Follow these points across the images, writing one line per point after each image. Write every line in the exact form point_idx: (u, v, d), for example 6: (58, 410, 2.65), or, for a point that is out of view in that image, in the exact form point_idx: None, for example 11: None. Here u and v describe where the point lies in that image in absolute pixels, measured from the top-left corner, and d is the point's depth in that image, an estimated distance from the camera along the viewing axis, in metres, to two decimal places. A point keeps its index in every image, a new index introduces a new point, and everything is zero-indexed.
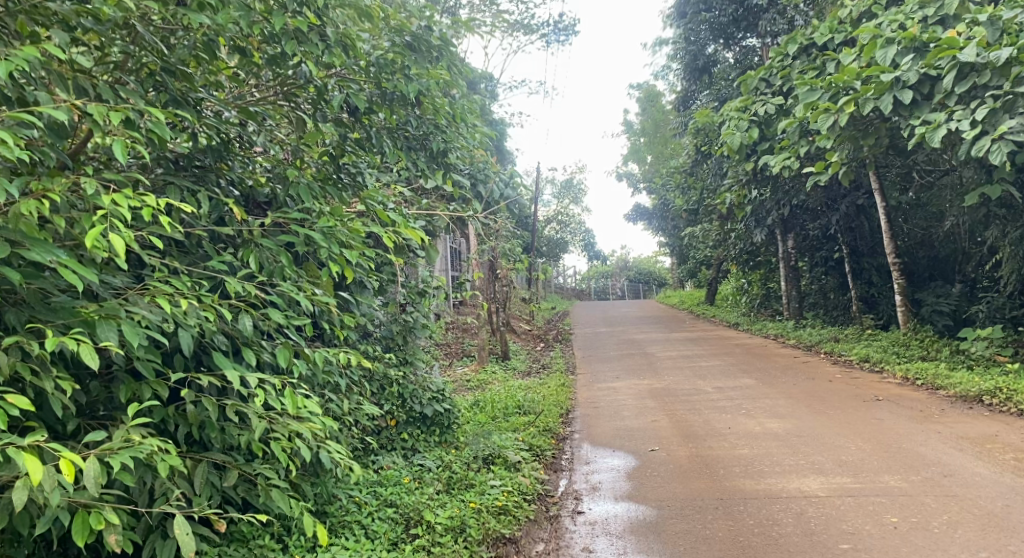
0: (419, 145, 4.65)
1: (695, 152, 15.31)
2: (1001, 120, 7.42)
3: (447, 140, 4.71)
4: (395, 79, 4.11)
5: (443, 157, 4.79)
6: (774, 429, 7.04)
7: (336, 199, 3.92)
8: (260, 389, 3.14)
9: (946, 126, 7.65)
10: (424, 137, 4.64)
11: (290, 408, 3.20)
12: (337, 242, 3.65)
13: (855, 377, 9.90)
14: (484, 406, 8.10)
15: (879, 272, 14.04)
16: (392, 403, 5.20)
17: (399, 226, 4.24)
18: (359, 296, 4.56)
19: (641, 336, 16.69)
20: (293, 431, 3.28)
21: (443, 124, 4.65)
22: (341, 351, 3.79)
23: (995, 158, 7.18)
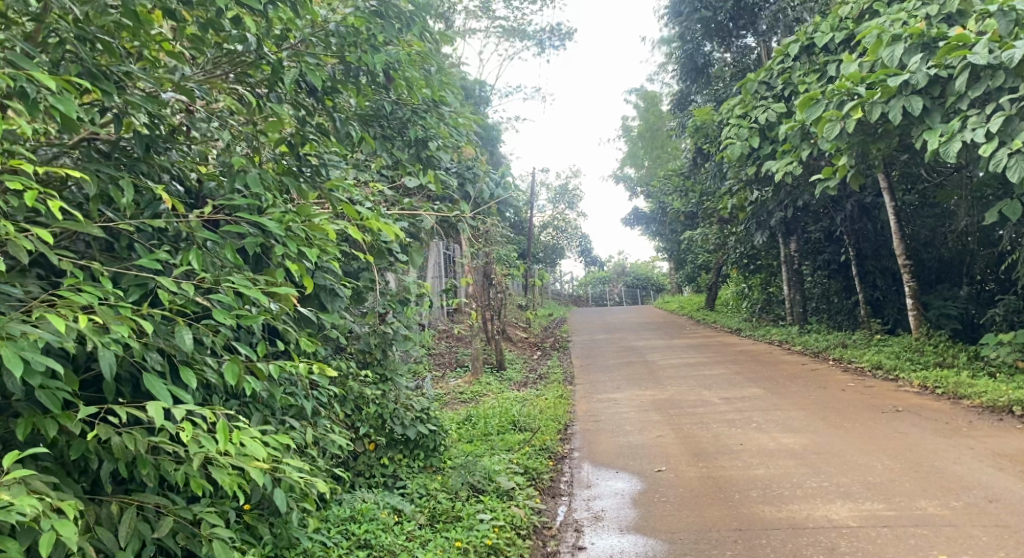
0: (394, 134, 4.33)
1: (693, 154, 14.81)
2: (1018, 129, 6.91)
3: (428, 131, 4.36)
4: (360, 51, 3.65)
5: (421, 149, 4.41)
6: (790, 444, 6.52)
7: (296, 192, 3.40)
8: (198, 422, 2.52)
9: (960, 136, 7.19)
10: (399, 125, 4.31)
11: (220, 445, 2.51)
12: (296, 240, 3.09)
13: (868, 384, 9.38)
14: (476, 423, 7.57)
15: (884, 275, 13.45)
16: (370, 426, 4.66)
17: (368, 220, 3.81)
18: (329, 305, 4.01)
19: (640, 343, 16.17)
20: (239, 469, 2.66)
21: (421, 108, 4.32)
22: (303, 365, 3.19)
23: (1014, 175, 6.69)
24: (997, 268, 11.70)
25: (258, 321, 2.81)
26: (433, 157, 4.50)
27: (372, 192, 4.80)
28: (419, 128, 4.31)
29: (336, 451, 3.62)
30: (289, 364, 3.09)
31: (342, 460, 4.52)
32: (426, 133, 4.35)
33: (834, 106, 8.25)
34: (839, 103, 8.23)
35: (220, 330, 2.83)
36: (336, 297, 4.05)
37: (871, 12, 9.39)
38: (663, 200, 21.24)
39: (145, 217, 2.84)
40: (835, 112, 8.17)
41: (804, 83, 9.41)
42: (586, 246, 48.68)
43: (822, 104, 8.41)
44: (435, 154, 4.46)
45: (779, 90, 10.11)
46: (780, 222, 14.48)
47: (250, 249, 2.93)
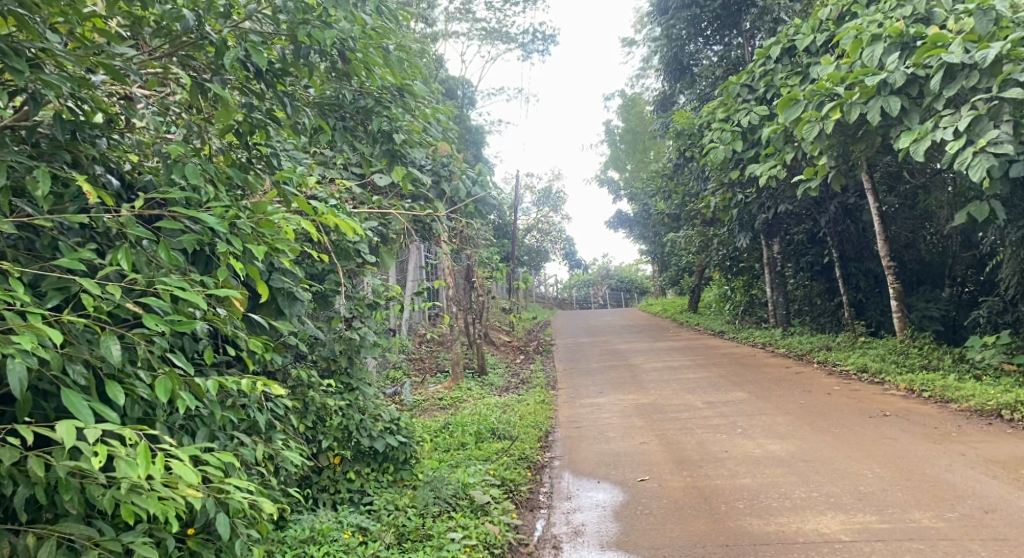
0: (357, 119, 4.29)
1: (675, 156, 14.64)
2: (986, 128, 6.70)
3: (392, 119, 4.30)
4: (311, 27, 3.36)
5: (387, 136, 4.37)
6: (777, 451, 6.31)
7: (244, 184, 3.16)
8: (121, 443, 2.26)
9: (930, 136, 7.01)
10: (362, 114, 4.26)
11: (142, 469, 2.26)
12: (240, 239, 2.87)
13: (854, 388, 9.20)
14: (454, 432, 7.32)
15: (867, 277, 13.32)
16: (335, 439, 4.42)
17: (325, 216, 3.67)
18: (286, 310, 3.80)
19: (624, 346, 15.98)
20: (169, 495, 2.40)
21: (382, 94, 4.24)
22: (248, 377, 2.96)
23: (975, 174, 6.52)
24: (979, 269, 11.58)
25: (196, 325, 2.59)
26: (400, 144, 4.44)
27: (338, 190, 4.65)
28: (382, 118, 4.26)
29: (293, 467, 3.40)
30: (231, 378, 2.85)
31: (303, 477, 4.29)
32: (389, 123, 4.31)
33: (814, 107, 8.07)
34: (819, 104, 8.05)
35: (151, 339, 2.60)
36: (296, 301, 3.84)
37: (851, 14, 9.23)
38: (646, 202, 21.05)
39: (71, 212, 2.64)
40: (814, 113, 7.98)
41: (785, 86, 9.22)
42: (570, 249, 48.49)
43: (801, 104, 8.21)
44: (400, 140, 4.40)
45: (760, 93, 9.91)
46: (763, 224, 14.32)
47: (190, 249, 2.72)
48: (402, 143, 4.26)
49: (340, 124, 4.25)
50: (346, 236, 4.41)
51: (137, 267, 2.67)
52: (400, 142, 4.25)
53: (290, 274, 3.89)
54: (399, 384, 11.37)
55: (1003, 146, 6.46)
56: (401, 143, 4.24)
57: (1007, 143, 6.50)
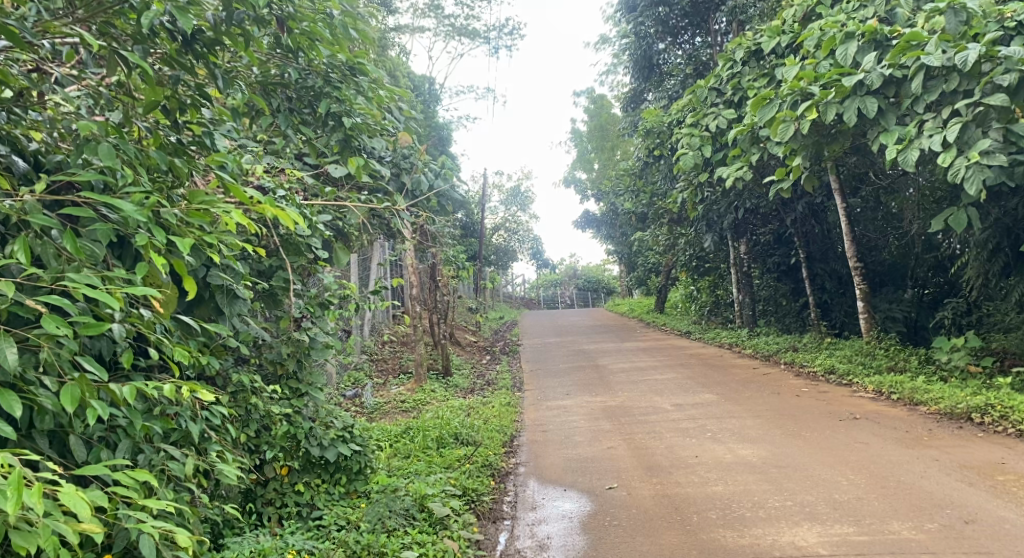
0: (306, 100, 4.25)
1: (643, 156, 14.46)
2: (974, 137, 6.63)
3: (342, 101, 4.26)
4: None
5: (336, 119, 4.31)
6: (748, 456, 6.11)
7: (170, 167, 2.89)
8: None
9: (917, 144, 6.91)
10: (310, 96, 4.22)
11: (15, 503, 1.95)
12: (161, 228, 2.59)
13: (822, 390, 9.06)
14: (413, 439, 7.01)
15: (833, 278, 13.28)
16: (282, 448, 4.14)
17: (264, 203, 3.38)
18: (226, 309, 3.60)
19: (590, 346, 15.81)
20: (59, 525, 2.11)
21: (331, 73, 4.20)
22: (173, 382, 2.66)
23: (972, 190, 6.44)
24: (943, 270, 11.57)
25: (109, 327, 2.32)
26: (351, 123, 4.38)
27: (290, 181, 4.53)
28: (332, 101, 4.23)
29: (231, 482, 3.13)
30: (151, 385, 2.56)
31: (245, 491, 3.99)
32: (339, 105, 4.26)
33: (788, 106, 7.90)
34: (793, 103, 7.88)
35: (54, 343, 2.31)
36: (238, 299, 3.65)
37: (818, 14, 9.11)
38: (614, 202, 20.88)
39: None
40: (788, 112, 7.82)
41: (752, 87, 9.04)
42: (537, 248, 48.28)
43: (775, 104, 8.05)
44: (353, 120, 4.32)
45: (729, 94, 9.74)
46: (730, 224, 14.22)
47: (105, 239, 2.47)
48: (349, 127, 4.21)
49: (286, 101, 4.26)
50: (295, 232, 4.21)
51: (41, 258, 2.40)
52: (350, 125, 4.22)
53: (234, 269, 3.70)
54: (359, 387, 11.03)
55: (997, 157, 6.39)
56: (350, 126, 4.21)
57: (999, 153, 6.44)
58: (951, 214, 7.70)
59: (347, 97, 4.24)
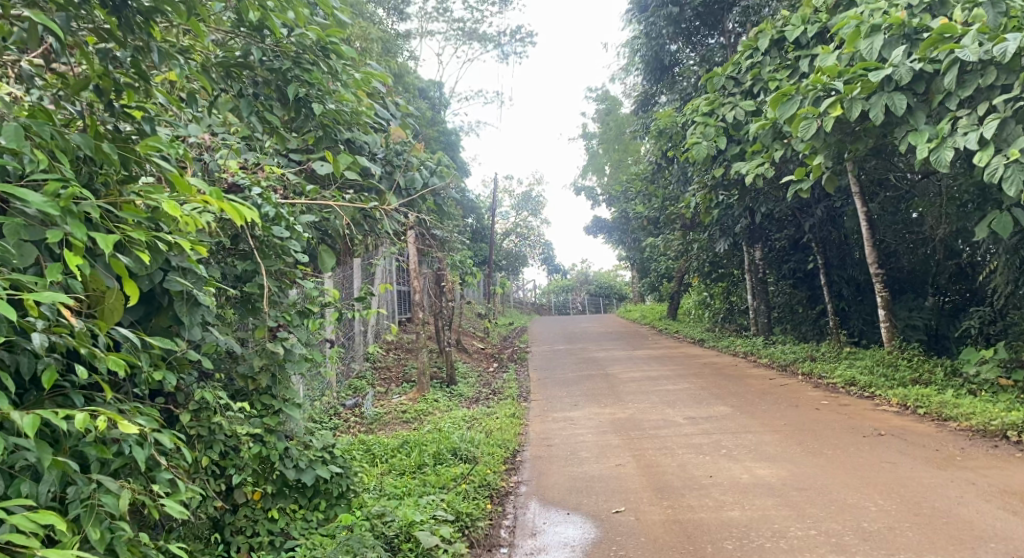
0: (273, 83, 4.10)
1: (656, 158, 14.04)
2: (1013, 133, 6.25)
3: (310, 84, 4.10)
4: None
5: (303, 104, 4.17)
6: (766, 477, 5.68)
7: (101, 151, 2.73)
8: None
9: (951, 141, 6.56)
10: (278, 79, 4.08)
11: None
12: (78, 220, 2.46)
13: (843, 403, 8.60)
14: (409, 454, 6.63)
15: (851, 285, 12.81)
16: (253, 472, 3.78)
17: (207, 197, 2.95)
18: (185, 318, 3.28)
19: (600, 354, 15.41)
20: None
21: (301, 54, 4.04)
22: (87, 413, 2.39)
23: (1011, 190, 6.03)
24: (967, 278, 11.10)
25: None
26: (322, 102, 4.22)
27: (269, 178, 4.33)
28: (299, 84, 4.08)
29: (180, 517, 2.77)
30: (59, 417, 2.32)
31: (210, 520, 3.63)
32: (307, 88, 4.11)
33: (810, 102, 7.51)
34: (815, 99, 7.49)
35: None
36: (199, 308, 3.32)
37: (846, 3, 8.68)
38: (625, 207, 20.45)
39: None
40: (810, 108, 7.41)
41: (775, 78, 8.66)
42: (549, 254, 47.88)
43: (795, 101, 7.65)
44: (322, 104, 4.19)
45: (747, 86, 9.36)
46: (745, 229, 13.77)
47: (14, 235, 2.34)
48: (317, 111, 4.07)
49: (252, 84, 4.09)
50: (272, 234, 3.98)
51: None
52: (317, 109, 4.08)
53: (196, 273, 3.36)
54: (361, 395, 10.67)
55: None
56: (318, 111, 4.06)
57: None
58: (998, 219, 7.20)
59: (316, 80, 4.06)
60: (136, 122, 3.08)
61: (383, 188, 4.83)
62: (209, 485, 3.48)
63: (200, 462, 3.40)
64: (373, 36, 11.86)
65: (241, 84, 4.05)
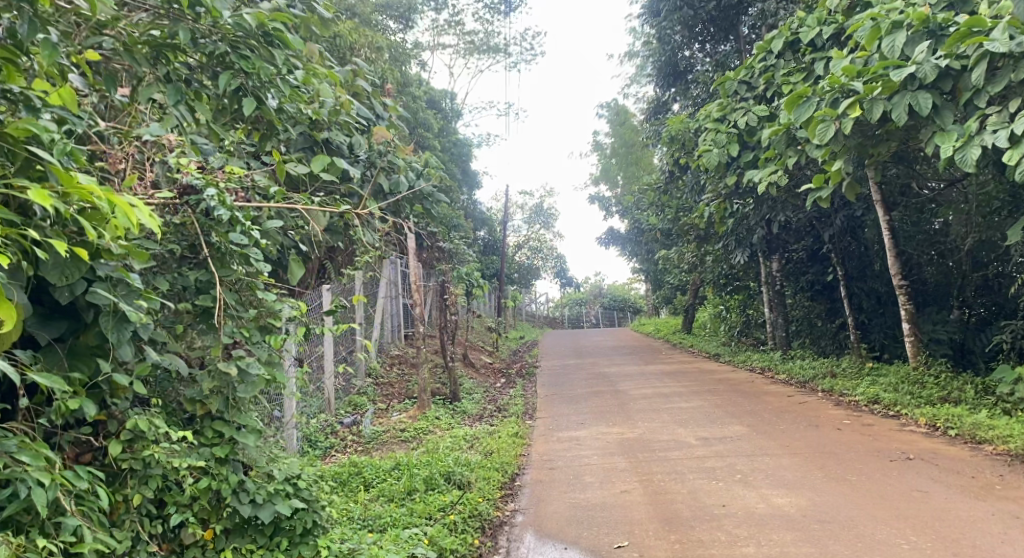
0: (209, 68, 3.93)
1: (668, 167, 13.55)
2: None
3: (247, 74, 3.90)
4: None
5: (238, 96, 3.97)
6: (785, 507, 5.17)
7: None
8: None
9: (980, 140, 6.05)
10: (215, 63, 3.90)
11: None
12: None
13: (866, 422, 8.04)
14: (399, 479, 6.17)
15: (871, 297, 12.24)
16: (203, 509, 3.35)
17: (104, 196, 2.63)
18: (110, 335, 2.87)
19: (611, 369, 14.90)
20: None
21: (241, 39, 3.85)
22: None
23: None
24: (994, 289, 10.53)
25: None
26: (259, 95, 4.03)
27: (229, 180, 3.93)
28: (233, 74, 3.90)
29: None
30: None
31: None
32: (242, 79, 3.92)
33: (828, 104, 7.04)
34: (833, 101, 7.02)
35: None
36: (127, 323, 2.91)
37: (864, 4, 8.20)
38: (638, 218, 19.97)
39: None
40: (828, 110, 6.92)
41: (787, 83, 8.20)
42: (562, 266, 47.40)
43: (811, 103, 7.16)
44: (258, 97, 4.01)
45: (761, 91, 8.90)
46: (761, 239, 13.25)
47: None
48: (248, 105, 3.88)
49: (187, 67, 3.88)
50: (229, 240, 3.64)
51: None
52: (249, 102, 3.88)
53: (126, 285, 2.99)
54: (360, 412, 10.21)
55: None
56: (249, 105, 3.87)
57: None
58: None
59: (254, 70, 3.87)
60: (14, 106, 2.85)
61: (359, 188, 4.73)
62: (142, 526, 3.05)
63: (130, 501, 2.98)
64: (374, 43, 11.44)
65: (169, 68, 3.78)
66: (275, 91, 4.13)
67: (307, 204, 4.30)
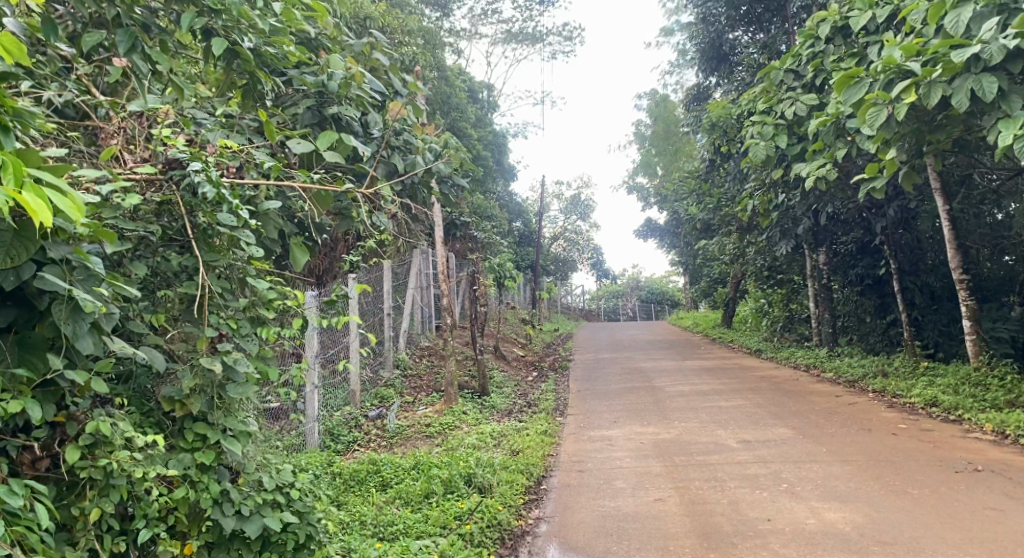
0: (176, 11, 3.83)
1: (711, 155, 12.94)
2: None
3: (214, 13, 3.80)
4: None
5: (208, 39, 3.85)
6: (839, 524, 4.66)
7: None
8: None
9: None
10: (182, 5, 3.78)
11: None
12: None
13: (924, 426, 7.43)
14: (418, 480, 5.78)
15: (924, 292, 11.54)
16: (181, 521, 3.00)
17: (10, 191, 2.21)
18: (65, 327, 2.51)
19: (647, 363, 14.37)
20: None
21: None
22: None
23: None
24: None
25: None
26: (231, 36, 3.92)
27: (220, 155, 3.54)
28: (199, 15, 3.78)
29: None
30: None
31: None
32: (211, 19, 3.81)
33: (883, 85, 6.27)
34: (888, 82, 6.21)
35: None
36: (83, 312, 2.55)
37: None
38: (677, 208, 19.29)
39: None
40: (881, 93, 6.14)
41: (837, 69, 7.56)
42: (599, 257, 46.69)
43: (864, 84, 6.36)
44: (230, 40, 3.88)
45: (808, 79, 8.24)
46: (808, 231, 12.57)
47: None
48: (217, 43, 3.71)
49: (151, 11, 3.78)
50: (216, 221, 3.27)
51: None
52: (219, 41, 3.72)
53: (85, 269, 2.60)
54: (386, 405, 9.82)
55: None
56: (219, 44, 3.71)
57: None
58: None
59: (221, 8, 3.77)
60: None
61: (368, 167, 4.36)
62: (104, 543, 2.69)
63: (89, 515, 2.62)
64: (407, 28, 11.02)
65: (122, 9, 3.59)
66: (250, 35, 4.04)
67: (309, 182, 3.89)
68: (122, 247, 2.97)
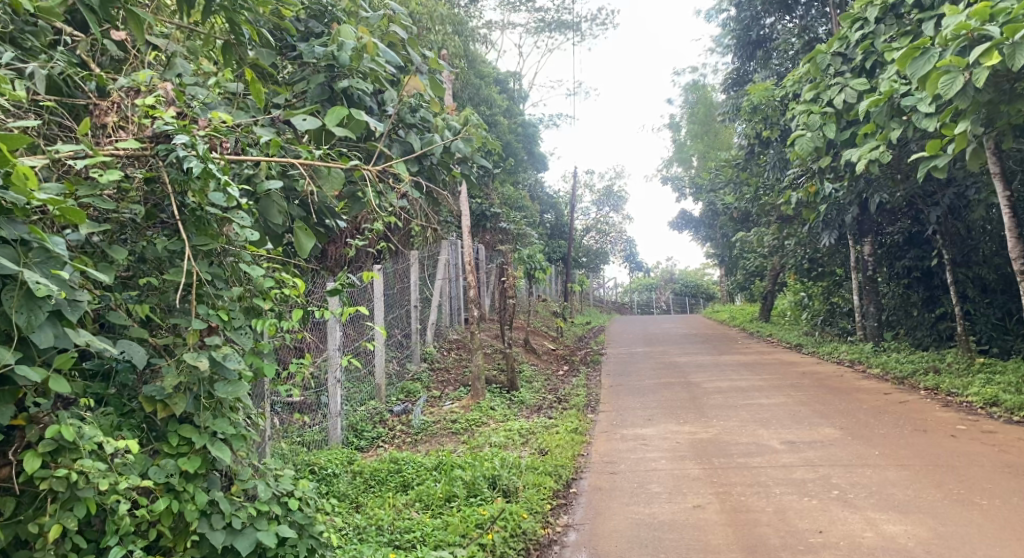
0: None
1: (750, 142, 12.36)
2: None
3: None
4: None
5: None
6: (900, 539, 4.21)
7: None
8: None
9: None
10: None
11: None
12: None
13: (985, 428, 6.89)
14: (438, 482, 5.42)
15: (978, 284, 10.90)
16: (165, 536, 2.70)
17: None
18: (19, 317, 2.21)
19: (683, 358, 13.87)
20: None
21: None
22: None
23: None
24: None
25: None
26: None
27: (215, 129, 3.18)
28: None
29: None
30: None
31: None
32: None
33: (954, 52, 5.65)
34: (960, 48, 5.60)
35: None
36: (39, 299, 2.24)
37: None
38: (712, 199, 18.68)
39: None
40: (954, 59, 5.52)
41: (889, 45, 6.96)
42: (632, 250, 45.98)
43: (931, 54, 5.75)
44: None
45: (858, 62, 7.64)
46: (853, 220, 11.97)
47: None
48: None
49: None
50: (207, 201, 2.92)
51: None
52: None
53: (45, 250, 2.32)
54: (411, 400, 9.49)
55: None
56: None
57: None
58: None
59: None
60: None
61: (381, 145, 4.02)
62: None
63: (49, 532, 2.32)
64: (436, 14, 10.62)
65: None
66: None
67: (311, 160, 3.54)
68: (95, 229, 2.66)
